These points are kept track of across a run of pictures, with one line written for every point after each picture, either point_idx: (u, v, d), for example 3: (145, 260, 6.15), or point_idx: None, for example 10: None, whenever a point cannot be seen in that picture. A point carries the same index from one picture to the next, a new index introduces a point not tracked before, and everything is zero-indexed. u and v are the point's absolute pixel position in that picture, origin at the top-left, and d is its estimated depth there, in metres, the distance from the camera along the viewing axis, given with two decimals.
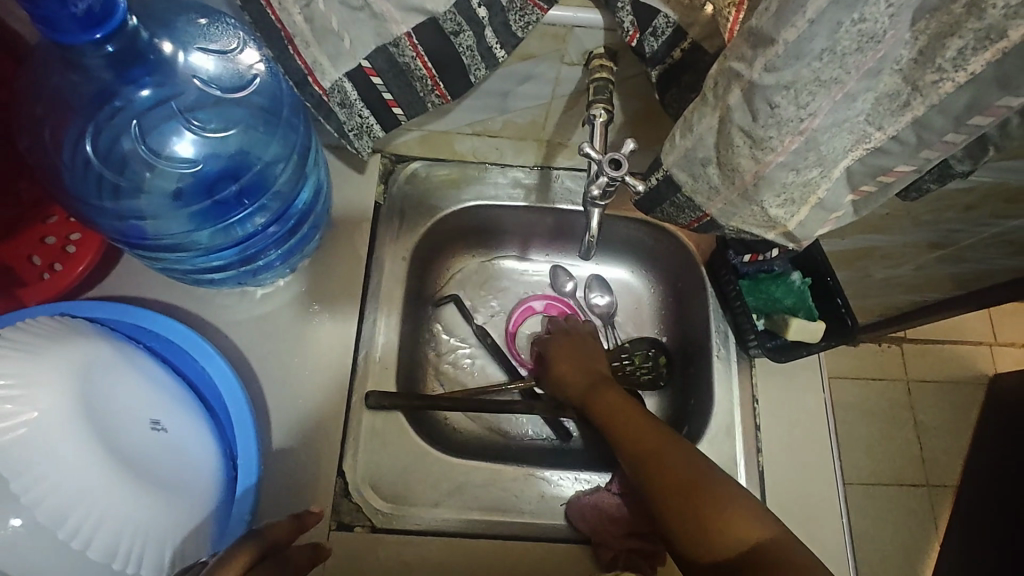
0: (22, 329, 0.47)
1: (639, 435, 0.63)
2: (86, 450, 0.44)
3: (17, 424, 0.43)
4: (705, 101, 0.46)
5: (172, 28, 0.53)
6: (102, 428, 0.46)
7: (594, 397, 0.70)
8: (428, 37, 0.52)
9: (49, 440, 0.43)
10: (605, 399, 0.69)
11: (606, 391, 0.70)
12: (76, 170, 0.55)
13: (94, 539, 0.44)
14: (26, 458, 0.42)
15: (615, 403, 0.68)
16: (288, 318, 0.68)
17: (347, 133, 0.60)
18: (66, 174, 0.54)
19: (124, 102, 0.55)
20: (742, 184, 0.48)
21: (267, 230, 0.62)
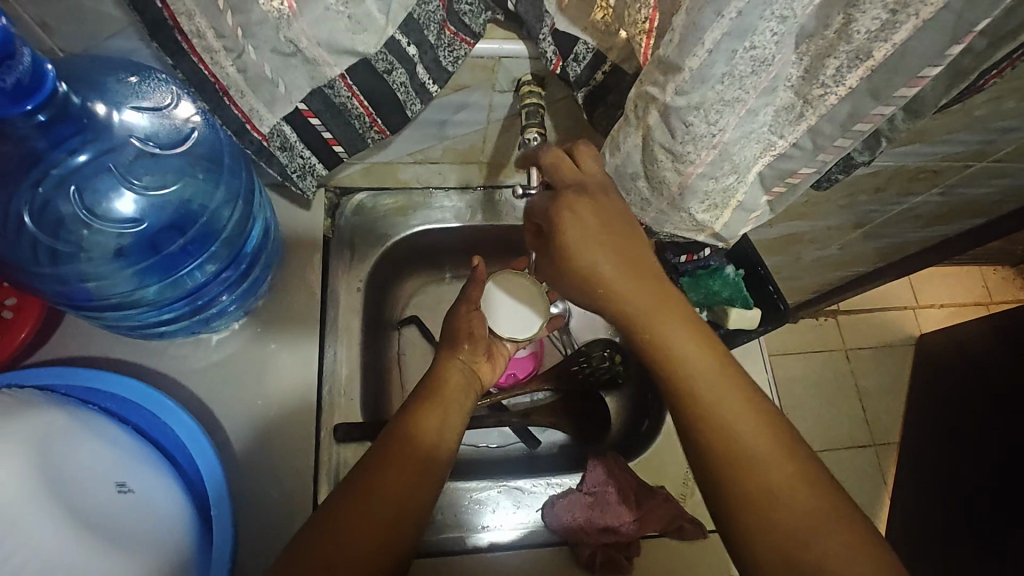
0: None
1: (754, 456, 0.50)
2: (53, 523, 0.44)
3: None
4: (628, 122, 0.49)
5: (103, 88, 0.53)
6: (67, 498, 0.46)
7: (688, 383, 0.52)
8: (361, 76, 0.53)
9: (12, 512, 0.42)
10: (718, 393, 0.51)
11: (702, 360, 0.52)
12: (9, 236, 0.53)
13: None
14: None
15: (725, 390, 0.52)
16: (245, 360, 0.67)
17: (290, 175, 0.61)
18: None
19: (60, 169, 0.55)
20: (670, 194, 0.52)
21: (216, 279, 0.63)
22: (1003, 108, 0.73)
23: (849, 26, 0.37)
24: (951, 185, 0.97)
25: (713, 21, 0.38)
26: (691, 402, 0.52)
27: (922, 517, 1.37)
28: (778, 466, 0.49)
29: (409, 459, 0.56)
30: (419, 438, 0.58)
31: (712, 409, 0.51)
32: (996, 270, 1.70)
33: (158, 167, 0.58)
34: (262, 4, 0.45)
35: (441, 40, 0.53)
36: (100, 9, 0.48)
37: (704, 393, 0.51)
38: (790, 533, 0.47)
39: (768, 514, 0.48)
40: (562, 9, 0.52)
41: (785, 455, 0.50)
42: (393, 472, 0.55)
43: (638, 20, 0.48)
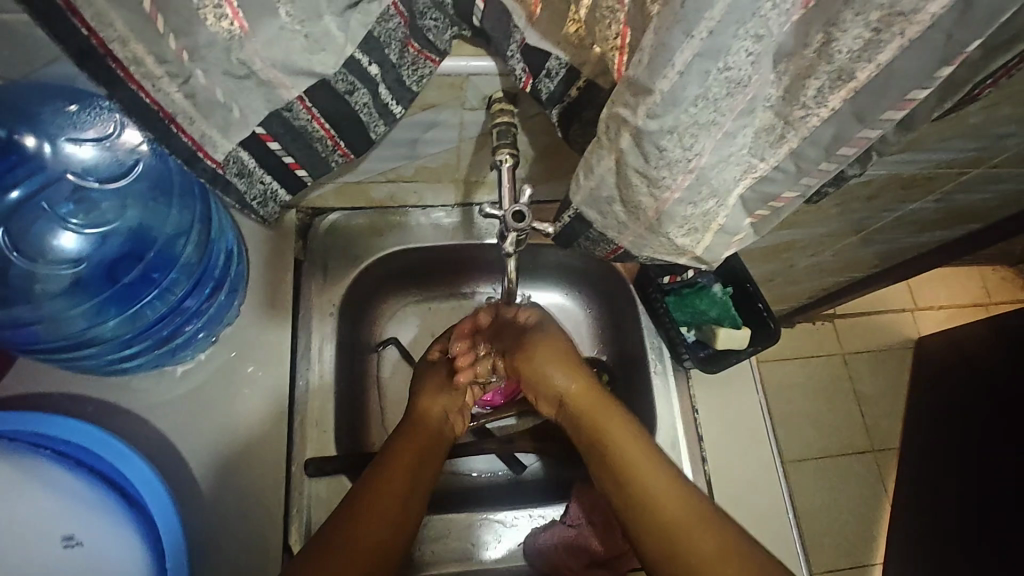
0: None
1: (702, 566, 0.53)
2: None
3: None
4: (601, 143, 0.46)
5: (40, 121, 0.52)
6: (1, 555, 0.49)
7: (629, 483, 0.59)
8: (319, 99, 0.50)
9: None
10: (685, 535, 0.55)
11: (631, 443, 0.61)
12: None
13: None
14: None
15: (694, 530, 0.55)
16: (210, 394, 0.64)
17: (249, 202, 0.58)
18: None
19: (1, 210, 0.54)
20: (647, 218, 0.49)
21: (175, 311, 0.59)
22: (999, 115, 0.70)
23: (830, 45, 0.34)
24: (947, 191, 0.94)
25: (682, 42, 0.35)
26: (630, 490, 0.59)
27: (922, 526, 1.34)
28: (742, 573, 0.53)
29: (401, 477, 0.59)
30: (406, 464, 0.60)
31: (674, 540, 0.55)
32: (994, 271, 1.67)
33: (100, 201, 0.57)
34: (209, 25, 0.42)
35: (404, 57, 0.51)
36: (34, 34, 0.45)
37: (645, 492, 0.58)
38: None
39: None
40: (531, 23, 0.49)
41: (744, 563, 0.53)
42: (378, 489, 0.57)
43: (609, 37, 0.45)
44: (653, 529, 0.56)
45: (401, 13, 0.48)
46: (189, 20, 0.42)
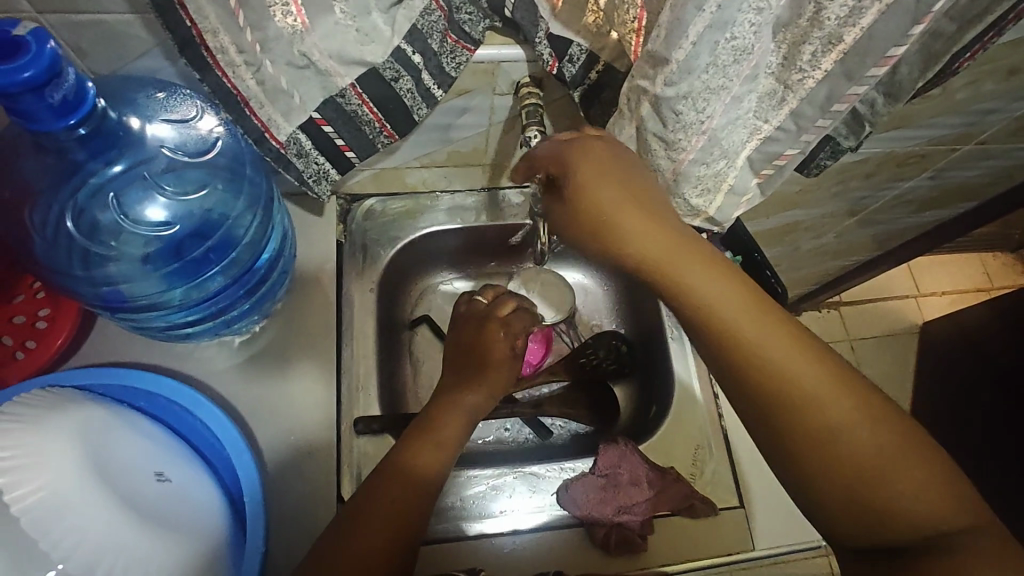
0: (50, 413, 0.48)
1: (827, 428, 0.47)
2: (101, 511, 0.47)
3: (31, 490, 0.44)
4: (622, 116, 0.53)
5: (136, 104, 0.58)
6: (111, 485, 0.48)
7: (784, 386, 0.48)
8: (370, 85, 0.57)
9: (67, 504, 0.45)
10: (854, 445, 0.46)
11: (804, 358, 0.48)
12: (48, 239, 0.57)
13: None
14: (53, 515, 0.44)
15: (812, 379, 0.47)
16: (268, 359, 0.71)
17: (305, 181, 0.65)
18: (38, 244, 0.57)
19: (98, 181, 0.59)
20: (665, 181, 0.55)
21: (235, 284, 0.66)
22: (981, 91, 0.76)
23: (820, 14, 0.41)
24: (941, 168, 1.00)
25: (695, 15, 0.41)
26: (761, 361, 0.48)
27: None
28: (924, 475, 0.45)
29: (405, 490, 0.57)
30: (408, 475, 0.58)
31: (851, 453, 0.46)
32: (994, 255, 1.72)
33: (185, 173, 0.62)
34: (277, 20, 0.49)
35: (444, 47, 0.58)
36: (128, 31, 0.53)
37: (793, 393, 0.47)
38: (847, 458, 0.46)
39: (890, 510, 0.45)
40: (555, 14, 0.56)
41: (934, 464, 0.46)
42: (387, 508, 0.55)
43: (627, 20, 0.52)
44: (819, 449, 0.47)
45: (442, 8, 0.55)
46: (263, 15, 0.48)
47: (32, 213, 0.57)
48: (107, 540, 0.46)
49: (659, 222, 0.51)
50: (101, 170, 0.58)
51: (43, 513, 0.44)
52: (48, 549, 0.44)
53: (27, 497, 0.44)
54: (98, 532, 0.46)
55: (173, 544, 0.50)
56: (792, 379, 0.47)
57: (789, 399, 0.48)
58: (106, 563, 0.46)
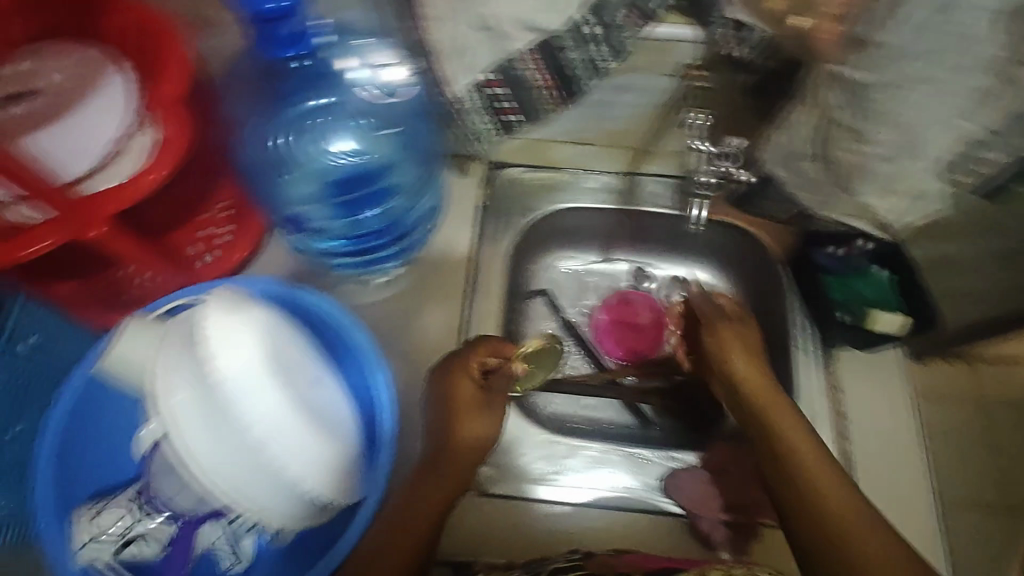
0: (247, 306, 0.54)
1: (844, 538, 0.54)
2: (281, 395, 0.51)
3: (232, 363, 0.49)
4: (805, 104, 0.52)
5: (347, 46, 0.64)
6: (288, 376, 0.53)
7: (789, 458, 0.60)
8: (544, 52, 0.59)
9: (257, 381, 0.50)
10: (867, 561, 0.52)
11: (846, 489, 0.57)
12: (250, 158, 0.68)
13: (288, 461, 0.51)
14: (245, 388, 0.49)
15: (847, 508, 0.55)
16: (408, 300, 0.76)
17: (469, 137, 0.69)
18: (241, 160, 0.69)
19: (304, 108, 0.69)
20: (841, 175, 0.54)
21: (386, 228, 0.73)
22: None
23: None
24: None
25: None
26: (786, 448, 0.61)
27: None
28: None
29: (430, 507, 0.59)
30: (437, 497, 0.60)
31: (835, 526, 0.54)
32: None
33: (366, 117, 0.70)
34: None
35: (625, 20, 0.58)
36: None
37: (827, 510, 0.55)
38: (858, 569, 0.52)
39: None
40: None
41: None
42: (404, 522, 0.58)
43: None
44: (816, 534, 0.55)
45: None
46: None
47: (249, 126, 0.68)
48: (286, 424, 0.51)
49: (757, 366, 0.70)
50: (303, 101, 0.69)
51: (240, 384, 0.49)
52: (238, 415, 0.49)
53: (228, 368, 0.49)
54: (278, 412, 0.50)
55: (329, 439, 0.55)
56: (841, 516, 0.55)
57: (805, 508, 0.56)
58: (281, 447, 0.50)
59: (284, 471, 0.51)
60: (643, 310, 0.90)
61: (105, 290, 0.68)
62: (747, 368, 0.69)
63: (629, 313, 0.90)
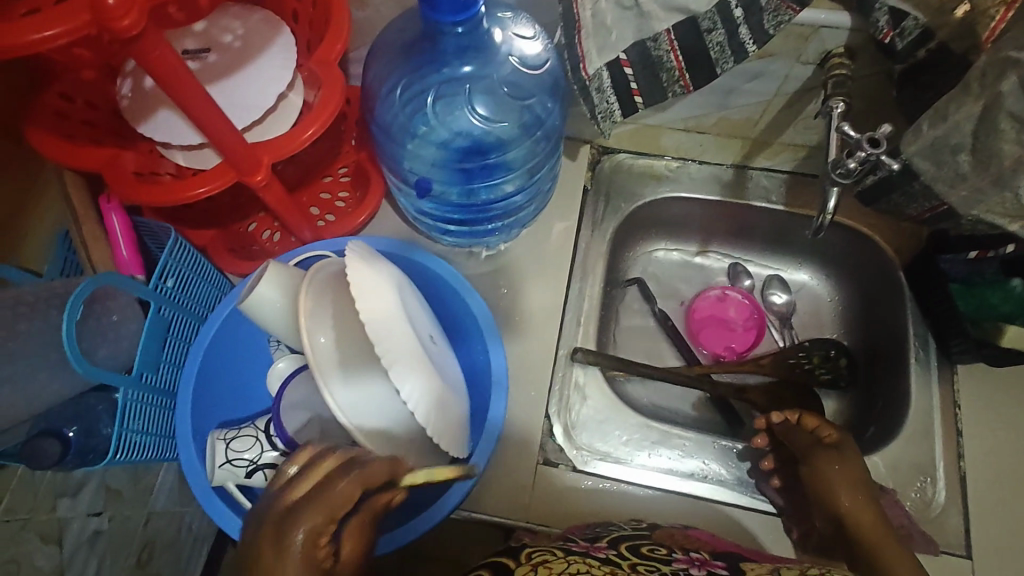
0: (376, 259, 0.56)
1: None
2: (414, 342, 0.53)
3: (374, 308, 0.51)
4: (967, 91, 0.50)
5: (495, 19, 0.66)
6: (416, 326, 0.55)
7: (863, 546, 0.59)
8: (683, 34, 0.60)
9: (395, 326, 0.52)
10: None
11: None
12: (390, 119, 0.70)
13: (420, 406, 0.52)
14: (386, 332, 0.51)
15: None
16: (510, 275, 0.78)
17: (595, 116, 0.68)
18: (380, 120, 0.70)
19: (448, 75, 0.70)
20: (999, 169, 0.50)
21: (501, 199, 0.75)
22: None
23: None
24: None
25: None
26: (858, 537, 0.59)
27: None
28: None
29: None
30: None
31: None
32: None
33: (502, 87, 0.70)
34: None
35: (771, 3, 0.57)
36: None
37: None
38: None
39: None
40: None
41: None
42: None
43: None
44: None
45: None
46: None
47: (390, 88, 0.69)
48: (417, 365, 0.52)
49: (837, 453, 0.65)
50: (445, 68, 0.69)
51: (382, 328, 0.51)
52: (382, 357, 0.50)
53: (370, 311, 0.51)
54: (414, 357, 0.52)
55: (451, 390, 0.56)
56: None
57: None
58: (415, 388, 0.52)
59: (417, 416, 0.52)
60: (737, 309, 0.89)
61: (234, 241, 0.74)
62: (827, 468, 0.64)
63: (723, 310, 0.89)
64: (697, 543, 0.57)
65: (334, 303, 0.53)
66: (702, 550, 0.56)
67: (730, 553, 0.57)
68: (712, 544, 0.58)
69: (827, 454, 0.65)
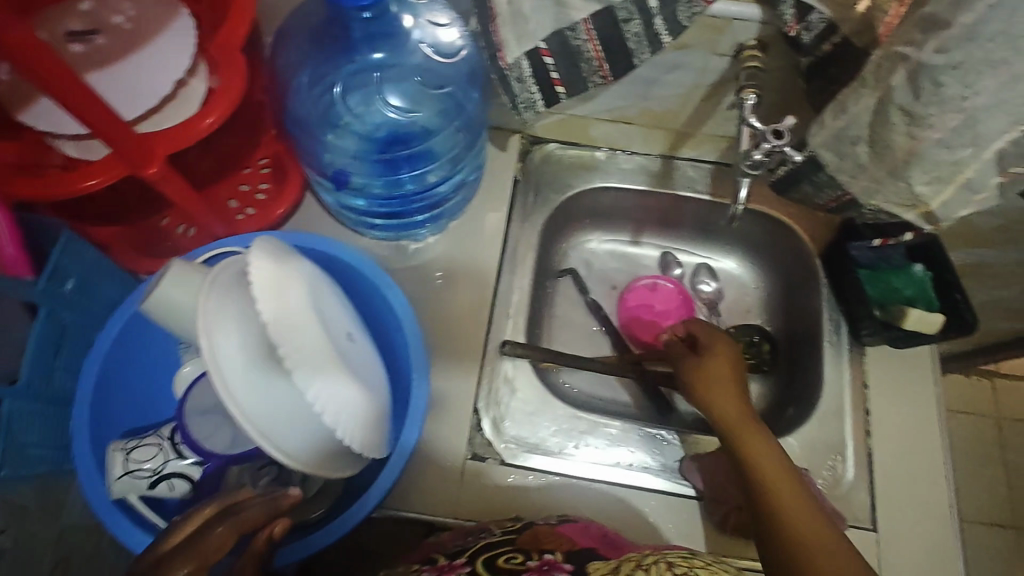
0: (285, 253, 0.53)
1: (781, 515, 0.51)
2: (322, 339, 0.51)
3: (278, 303, 0.49)
4: (864, 83, 0.51)
5: (409, 4, 0.66)
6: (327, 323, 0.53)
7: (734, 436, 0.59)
8: (602, 22, 0.59)
9: (301, 323, 0.50)
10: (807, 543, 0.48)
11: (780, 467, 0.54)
12: (307, 106, 0.68)
13: (327, 406, 0.50)
14: (290, 329, 0.49)
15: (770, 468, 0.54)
16: (437, 269, 0.76)
17: (517, 106, 0.68)
18: (295, 107, 0.68)
19: (361, 63, 0.70)
20: (893, 160, 0.53)
21: (422, 191, 0.73)
22: None
23: None
24: None
25: None
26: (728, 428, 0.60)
27: None
28: None
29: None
30: None
31: (763, 491, 0.53)
32: None
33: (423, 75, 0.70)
34: None
35: None
36: None
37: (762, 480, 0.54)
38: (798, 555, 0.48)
39: None
40: None
41: None
42: None
43: None
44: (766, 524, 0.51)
45: None
46: None
47: (304, 76, 0.68)
48: (326, 363, 0.50)
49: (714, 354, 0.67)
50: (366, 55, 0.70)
51: (286, 325, 0.49)
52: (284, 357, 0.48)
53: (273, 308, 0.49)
54: (320, 355, 0.50)
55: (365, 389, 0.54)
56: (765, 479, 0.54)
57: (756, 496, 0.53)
58: (320, 385, 0.50)
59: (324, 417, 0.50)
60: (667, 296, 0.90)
61: (146, 237, 0.69)
62: (705, 370, 0.66)
63: (653, 299, 0.90)
64: (554, 541, 0.54)
65: (240, 299, 0.50)
66: (557, 550, 0.53)
67: (588, 551, 0.53)
68: (574, 545, 0.54)
69: (696, 360, 0.67)
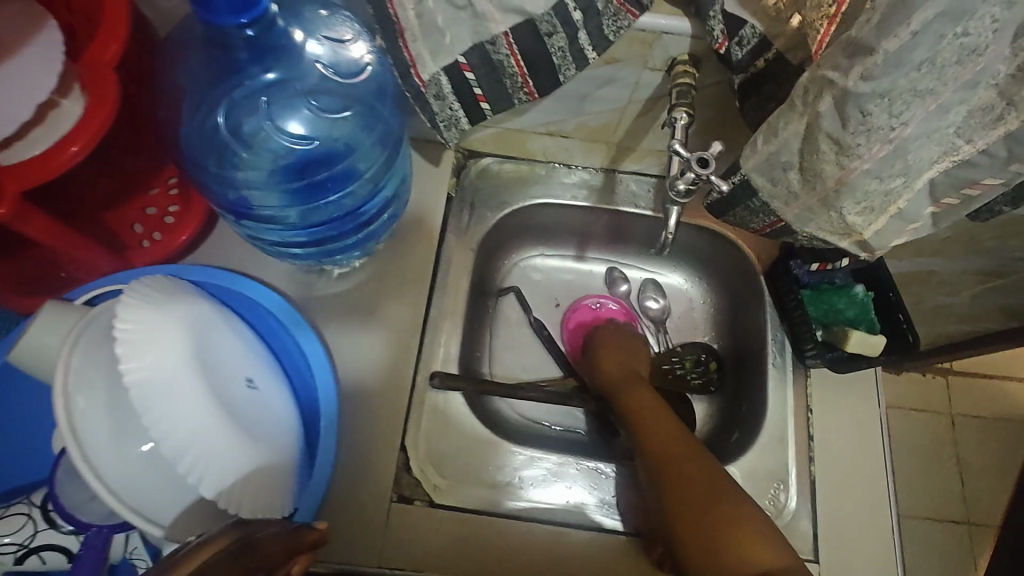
0: (161, 303, 0.48)
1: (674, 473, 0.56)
2: (201, 401, 0.46)
3: (142, 367, 0.44)
4: (792, 107, 0.48)
5: (302, 19, 0.59)
6: (211, 380, 0.48)
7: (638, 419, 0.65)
8: (522, 37, 0.55)
9: (172, 386, 0.45)
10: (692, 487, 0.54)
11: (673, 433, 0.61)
12: (200, 133, 0.61)
13: (205, 477, 0.45)
14: (156, 395, 0.44)
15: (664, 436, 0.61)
16: (362, 297, 0.71)
17: (438, 123, 0.63)
18: (186, 134, 0.61)
19: (252, 85, 0.62)
20: (824, 189, 0.50)
21: (345, 216, 0.66)
22: None
23: None
24: None
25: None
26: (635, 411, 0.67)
27: None
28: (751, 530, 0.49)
29: None
30: None
31: (659, 457, 0.59)
32: None
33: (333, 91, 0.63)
34: None
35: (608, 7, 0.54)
36: None
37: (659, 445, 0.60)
38: (684, 501, 0.53)
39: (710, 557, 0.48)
40: None
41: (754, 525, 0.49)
42: None
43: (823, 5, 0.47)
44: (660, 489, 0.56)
45: None
46: None
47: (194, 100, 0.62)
48: (204, 428, 0.45)
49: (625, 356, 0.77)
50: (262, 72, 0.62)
51: (152, 390, 0.44)
52: (149, 426, 0.43)
53: (137, 372, 0.44)
54: (197, 421, 0.45)
55: (259, 450, 0.49)
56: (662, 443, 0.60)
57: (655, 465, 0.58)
58: (194, 457, 0.45)
59: (201, 489, 0.45)
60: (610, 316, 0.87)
61: (35, 269, 0.63)
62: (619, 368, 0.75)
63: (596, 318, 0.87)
64: None
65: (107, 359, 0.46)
66: None
67: None
68: None
69: (616, 354, 0.78)
